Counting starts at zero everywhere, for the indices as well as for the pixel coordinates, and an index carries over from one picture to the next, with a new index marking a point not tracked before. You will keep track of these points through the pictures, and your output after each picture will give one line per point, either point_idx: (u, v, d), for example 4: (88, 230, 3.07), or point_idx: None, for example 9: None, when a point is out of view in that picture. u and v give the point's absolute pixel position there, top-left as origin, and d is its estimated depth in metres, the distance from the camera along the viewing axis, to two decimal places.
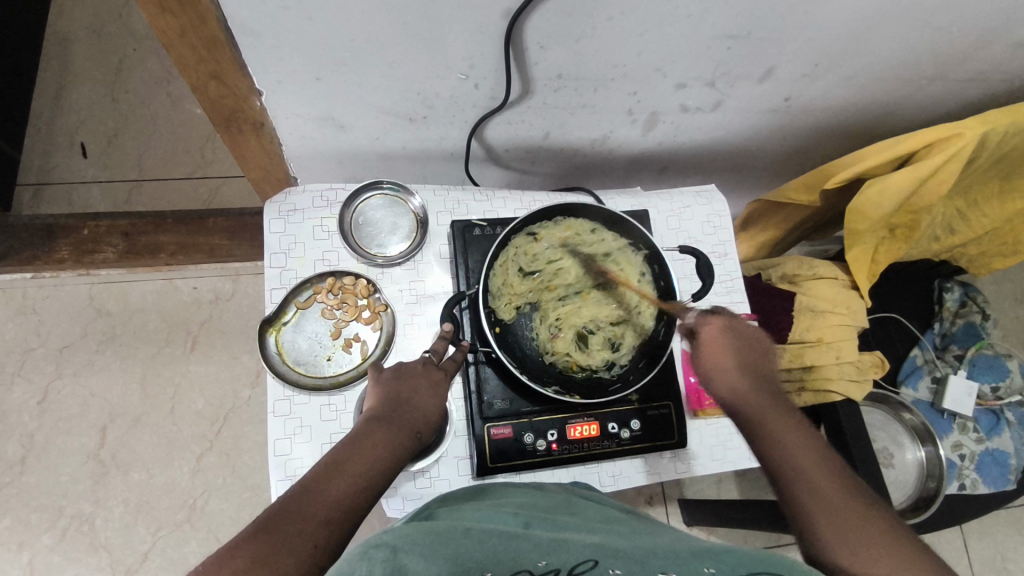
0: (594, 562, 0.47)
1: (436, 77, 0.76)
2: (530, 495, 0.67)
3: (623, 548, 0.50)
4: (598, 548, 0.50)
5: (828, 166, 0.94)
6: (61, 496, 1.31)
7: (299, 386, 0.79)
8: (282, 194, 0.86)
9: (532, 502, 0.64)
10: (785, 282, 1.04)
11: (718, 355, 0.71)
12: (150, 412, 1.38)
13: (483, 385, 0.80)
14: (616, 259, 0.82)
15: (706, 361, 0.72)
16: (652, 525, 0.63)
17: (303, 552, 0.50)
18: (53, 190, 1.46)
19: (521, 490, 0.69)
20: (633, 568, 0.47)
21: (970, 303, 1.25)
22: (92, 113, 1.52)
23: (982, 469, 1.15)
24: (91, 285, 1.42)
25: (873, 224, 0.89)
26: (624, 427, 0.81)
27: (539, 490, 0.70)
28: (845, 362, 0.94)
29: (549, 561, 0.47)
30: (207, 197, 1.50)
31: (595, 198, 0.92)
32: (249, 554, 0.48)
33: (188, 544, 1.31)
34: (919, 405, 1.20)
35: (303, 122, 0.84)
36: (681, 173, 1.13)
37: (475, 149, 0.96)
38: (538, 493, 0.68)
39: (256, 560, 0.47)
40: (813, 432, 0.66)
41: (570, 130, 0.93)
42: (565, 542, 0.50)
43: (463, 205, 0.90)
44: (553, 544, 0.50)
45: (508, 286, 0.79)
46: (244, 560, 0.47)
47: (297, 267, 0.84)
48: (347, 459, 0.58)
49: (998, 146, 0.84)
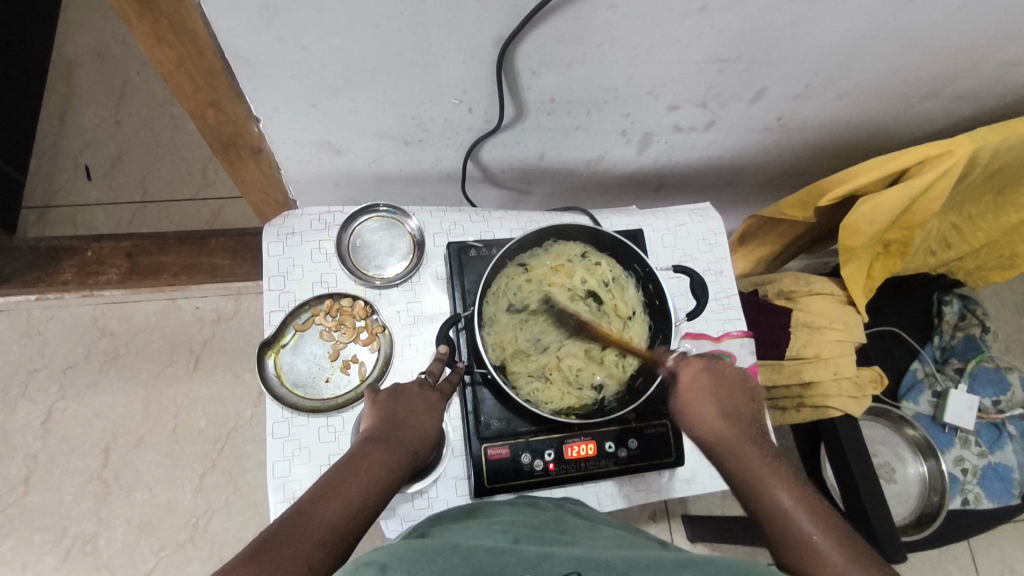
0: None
1: (431, 102, 0.77)
2: (521, 513, 0.67)
3: (606, 559, 0.51)
4: (584, 560, 0.50)
5: (821, 183, 0.94)
6: (64, 516, 1.32)
7: (298, 408, 0.79)
8: (281, 218, 0.87)
9: (522, 521, 0.64)
10: (782, 298, 1.03)
11: (694, 392, 0.72)
12: (152, 432, 1.38)
13: (480, 406, 0.80)
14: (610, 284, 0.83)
15: (681, 395, 0.73)
16: (643, 541, 0.64)
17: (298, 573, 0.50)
18: (59, 212, 1.48)
19: (514, 509, 0.69)
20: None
21: (969, 316, 1.25)
22: (97, 136, 1.54)
23: (985, 482, 1.15)
24: (95, 306, 1.44)
25: (868, 240, 0.90)
26: (622, 446, 0.81)
27: (530, 507, 0.70)
28: (842, 378, 0.94)
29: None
30: (209, 218, 1.52)
31: (590, 218, 0.93)
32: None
33: (190, 564, 1.31)
34: (921, 419, 1.19)
35: (300, 147, 0.85)
36: (677, 190, 1.14)
37: (471, 171, 0.98)
38: (527, 511, 0.68)
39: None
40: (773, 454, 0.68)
41: (565, 151, 0.94)
42: (551, 556, 0.51)
43: (459, 226, 0.90)
44: (540, 558, 0.50)
45: (502, 311, 0.81)
46: None
47: (296, 290, 0.85)
48: (343, 480, 0.58)
49: (989, 162, 0.84)
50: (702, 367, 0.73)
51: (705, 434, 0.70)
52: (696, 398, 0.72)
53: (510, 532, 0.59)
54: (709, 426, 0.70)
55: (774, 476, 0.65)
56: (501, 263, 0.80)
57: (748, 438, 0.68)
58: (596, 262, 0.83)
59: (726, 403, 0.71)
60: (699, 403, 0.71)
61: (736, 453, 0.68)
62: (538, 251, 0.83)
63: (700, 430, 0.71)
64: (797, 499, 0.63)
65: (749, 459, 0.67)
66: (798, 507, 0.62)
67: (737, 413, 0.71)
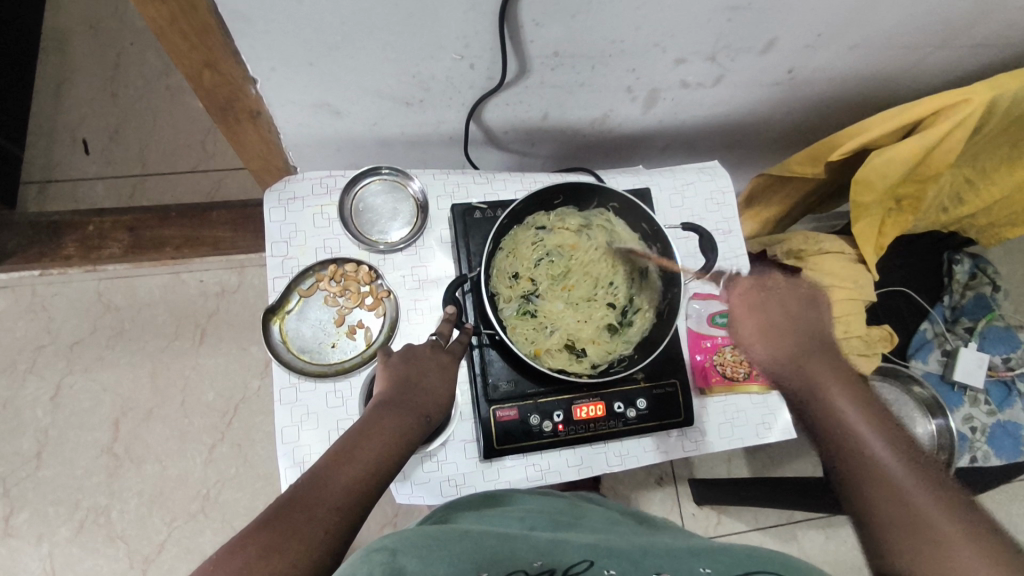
0: (590, 562, 0.56)
1: (431, 59, 0.75)
2: (539, 500, 0.73)
3: (617, 549, 0.59)
4: (592, 549, 0.58)
5: (834, 137, 0.92)
6: (76, 489, 1.33)
7: (305, 374, 0.79)
8: (283, 182, 0.86)
9: (538, 508, 0.70)
10: (792, 258, 1.01)
11: (758, 317, 0.75)
12: (160, 405, 1.39)
13: (488, 367, 0.79)
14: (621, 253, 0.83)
15: (735, 314, 0.77)
16: (649, 527, 0.71)
17: (310, 542, 0.50)
18: (58, 187, 1.47)
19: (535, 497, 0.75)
20: (627, 566, 0.57)
21: (981, 275, 1.24)
22: (93, 110, 1.52)
23: (995, 440, 1.13)
24: (98, 281, 1.43)
25: (880, 194, 0.87)
26: (631, 406, 0.81)
27: (550, 496, 0.76)
28: (852, 337, 0.94)
29: (544, 562, 0.55)
30: (210, 191, 1.51)
31: (596, 177, 0.91)
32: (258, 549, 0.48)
33: (203, 534, 1.33)
34: (930, 378, 1.19)
35: (298, 109, 0.83)
36: (683, 150, 1.12)
37: (474, 132, 0.95)
38: (547, 499, 0.74)
39: (267, 548, 0.48)
40: (850, 379, 0.70)
41: (569, 110, 0.92)
42: (562, 543, 0.58)
43: (463, 188, 0.89)
44: (553, 546, 0.58)
45: (515, 259, 0.81)
46: (256, 547, 0.48)
47: (299, 255, 0.84)
48: (356, 445, 0.59)
49: (1006, 111, 0.82)
50: (748, 289, 0.78)
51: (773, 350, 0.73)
52: (745, 316, 0.76)
53: (526, 520, 0.66)
54: (779, 347, 0.72)
55: (843, 393, 0.68)
56: (525, 209, 0.78)
57: (809, 354, 0.71)
58: (605, 225, 0.82)
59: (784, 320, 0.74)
60: (749, 322, 0.75)
61: (826, 391, 0.68)
62: (570, 209, 0.81)
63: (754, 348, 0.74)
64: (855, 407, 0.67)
65: (797, 363, 0.71)
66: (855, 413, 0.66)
67: (801, 333, 0.73)
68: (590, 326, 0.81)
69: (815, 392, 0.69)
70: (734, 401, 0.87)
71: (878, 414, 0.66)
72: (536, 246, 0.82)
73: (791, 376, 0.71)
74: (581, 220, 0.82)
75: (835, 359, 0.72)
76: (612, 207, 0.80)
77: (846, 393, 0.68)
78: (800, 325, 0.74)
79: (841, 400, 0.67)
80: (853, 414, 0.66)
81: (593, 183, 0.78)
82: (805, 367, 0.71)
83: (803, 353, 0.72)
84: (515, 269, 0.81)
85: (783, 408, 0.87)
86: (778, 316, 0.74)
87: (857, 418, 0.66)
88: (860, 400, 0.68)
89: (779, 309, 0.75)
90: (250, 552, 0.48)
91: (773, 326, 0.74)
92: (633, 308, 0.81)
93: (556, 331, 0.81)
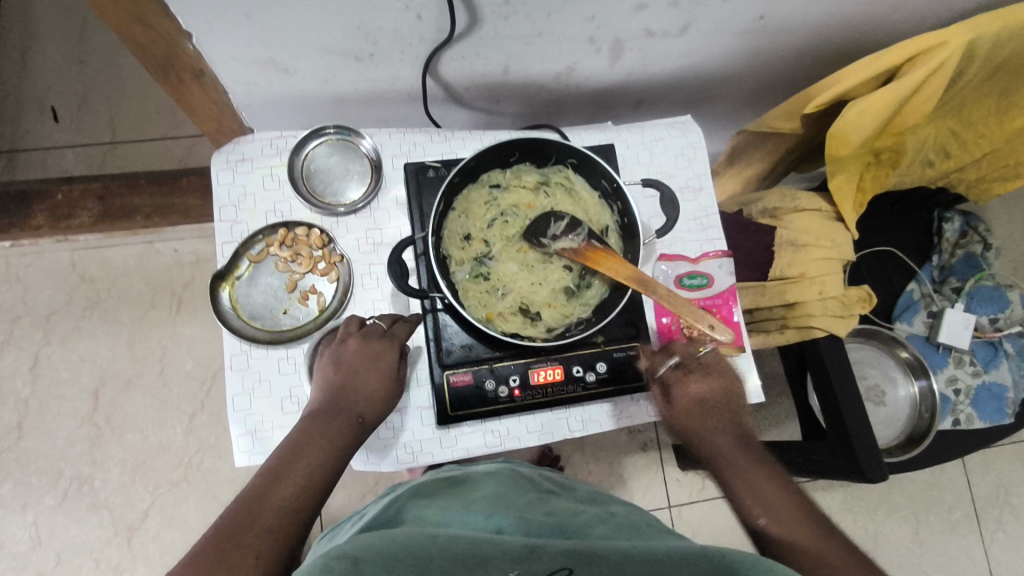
0: (568, 570, 0.52)
1: (373, 9, 0.71)
2: (506, 484, 0.72)
3: (598, 554, 0.54)
4: (571, 554, 0.53)
5: (808, 89, 0.88)
6: (59, 459, 1.34)
7: (255, 341, 0.77)
8: (231, 144, 0.82)
9: (507, 500, 0.68)
10: (766, 216, 0.99)
11: (689, 397, 0.76)
12: (139, 375, 1.39)
13: (441, 332, 0.77)
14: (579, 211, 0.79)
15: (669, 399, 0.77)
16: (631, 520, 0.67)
17: (243, 566, 0.54)
18: (27, 157, 1.44)
19: (501, 476, 0.75)
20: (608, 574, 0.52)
21: (971, 233, 1.19)
22: (60, 76, 1.48)
23: (979, 402, 1.11)
24: (72, 252, 1.41)
25: (855, 148, 0.83)
26: (590, 370, 0.79)
27: (518, 477, 0.76)
28: (828, 298, 0.90)
29: (519, 572, 0.51)
30: (182, 157, 1.48)
31: (560, 134, 0.87)
32: None
33: (186, 502, 1.34)
34: (914, 340, 1.15)
35: (242, 66, 0.79)
36: (658, 106, 1.07)
37: (432, 89, 0.91)
38: (516, 483, 0.73)
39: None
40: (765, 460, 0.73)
41: (530, 63, 0.87)
42: (538, 549, 0.54)
43: (419, 147, 0.85)
44: (526, 552, 0.54)
45: (467, 218, 0.78)
46: None
47: (249, 220, 0.81)
48: (290, 464, 0.63)
49: (991, 54, 0.77)
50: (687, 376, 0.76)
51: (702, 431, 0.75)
52: (682, 399, 0.76)
53: (495, 518, 0.63)
54: (707, 425, 0.75)
55: (760, 471, 0.71)
56: (479, 164, 0.76)
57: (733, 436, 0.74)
58: (563, 183, 0.79)
59: (714, 401, 0.76)
60: (683, 404, 0.76)
61: (746, 471, 0.71)
62: (525, 166, 0.79)
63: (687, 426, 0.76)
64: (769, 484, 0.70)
65: (719, 441, 0.74)
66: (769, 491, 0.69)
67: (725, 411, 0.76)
68: (545, 289, 0.78)
69: (737, 469, 0.72)
70: None
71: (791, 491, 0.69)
72: (489, 205, 0.79)
73: (715, 454, 0.74)
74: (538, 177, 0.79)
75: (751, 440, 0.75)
76: (569, 163, 0.78)
77: (762, 468, 0.72)
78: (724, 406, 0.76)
79: (756, 476, 0.71)
80: (769, 490, 0.69)
81: (551, 138, 0.75)
82: (725, 446, 0.74)
83: (729, 435, 0.74)
84: (467, 229, 0.78)
85: (752, 370, 0.85)
86: (706, 398, 0.76)
87: (772, 492, 0.69)
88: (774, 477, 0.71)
89: (706, 387, 0.76)
90: None
91: (704, 408, 0.75)
92: (590, 271, 0.78)
93: (509, 294, 0.78)
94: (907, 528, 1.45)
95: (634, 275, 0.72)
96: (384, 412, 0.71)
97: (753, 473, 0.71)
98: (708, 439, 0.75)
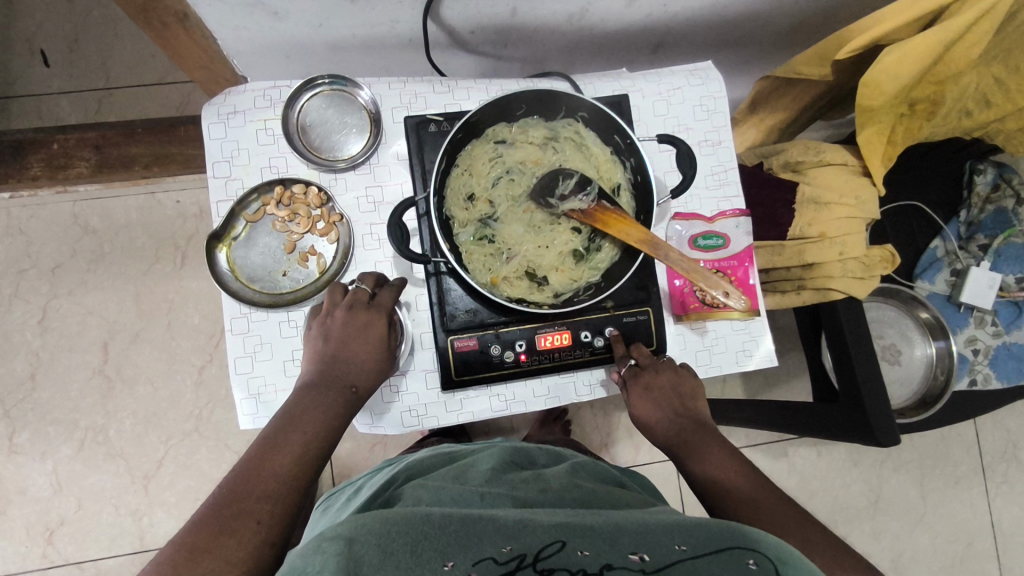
0: (561, 543, 0.51)
1: None
2: (501, 463, 0.73)
3: (590, 527, 0.53)
4: (562, 525, 0.53)
5: (844, 31, 0.81)
6: (73, 409, 1.36)
7: (254, 304, 0.75)
8: (222, 95, 0.78)
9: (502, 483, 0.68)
10: (787, 171, 0.93)
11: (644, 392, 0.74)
12: (148, 328, 1.39)
13: (445, 296, 0.75)
14: (591, 170, 0.75)
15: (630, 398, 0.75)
16: (620, 498, 0.67)
17: (245, 533, 0.55)
18: (22, 104, 1.40)
19: (496, 454, 0.76)
20: (601, 544, 0.51)
21: (1004, 187, 1.11)
22: (48, 17, 1.41)
23: (997, 363, 1.08)
24: (73, 203, 1.39)
25: (888, 98, 0.77)
26: (598, 335, 0.77)
27: (518, 455, 0.77)
28: (848, 258, 0.87)
29: (514, 547, 0.51)
30: (180, 104, 1.43)
31: (571, 85, 0.81)
32: (189, 547, 0.53)
33: (199, 451, 1.37)
34: (934, 299, 1.12)
35: (229, 10, 0.74)
36: (677, 50, 1.00)
37: (435, 33, 0.85)
38: (511, 462, 0.75)
39: (196, 550, 0.53)
40: (724, 442, 0.70)
41: (539, 5, 0.81)
42: (530, 522, 0.54)
43: (421, 98, 0.80)
44: (519, 525, 0.53)
45: (470, 177, 0.74)
46: (182, 554, 0.53)
47: (244, 176, 0.77)
48: (285, 433, 0.63)
49: None
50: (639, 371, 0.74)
51: (663, 428, 0.73)
52: (640, 395, 0.74)
53: (488, 498, 0.63)
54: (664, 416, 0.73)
55: (717, 451, 0.69)
56: (484, 118, 0.71)
57: (690, 424, 0.72)
58: (574, 138, 0.74)
59: (670, 396, 0.74)
60: (641, 400, 0.74)
61: (704, 456, 0.69)
62: (533, 119, 0.74)
63: (648, 424, 0.74)
64: (726, 462, 0.67)
65: (676, 431, 0.72)
66: (726, 470, 0.67)
67: (681, 400, 0.74)
68: (552, 253, 0.75)
69: (696, 455, 0.69)
70: (717, 326, 0.81)
71: (747, 467, 0.67)
72: (495, 162, 0.75)
73: (678, 447, 0.71)
74: (547, 132, 0.74)
75: (708, 427, 0.73)
76: (580, 117, 0.73)
77: (718, 447, 0.69)
78: (680, 399, 0.74)
79: (712, 455, 0.68)
80: (727, 468, 0.67)
81: (568, 91, 0.70)
82: (684, 434, 0.72)
83: (687, 425, 0.72)
84: (471, 189, 0.74)
85: (766, 334, 0.82)
86: (662, 391, 0.74)
87: (729, 468, 0.67)
88: (732, 455, 0.68)
89: (662, 380, 0.74)
90: (179, 556, 0.52)
91: (660, 402, 0.73)
92: (600, 233, 0.74)
93: (515, 258, 0.75)
94: (912, 481, 1.46)
95: (646, 239, 0.69)
96: (378, 382, 0.70)
97: (711, 454, 0.69)
98: (667, 432, 0.73)
